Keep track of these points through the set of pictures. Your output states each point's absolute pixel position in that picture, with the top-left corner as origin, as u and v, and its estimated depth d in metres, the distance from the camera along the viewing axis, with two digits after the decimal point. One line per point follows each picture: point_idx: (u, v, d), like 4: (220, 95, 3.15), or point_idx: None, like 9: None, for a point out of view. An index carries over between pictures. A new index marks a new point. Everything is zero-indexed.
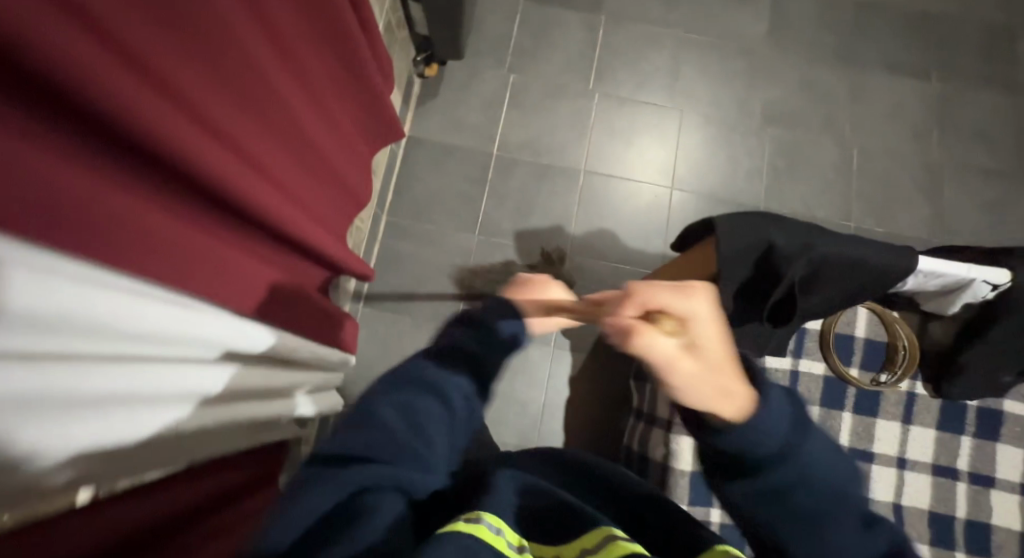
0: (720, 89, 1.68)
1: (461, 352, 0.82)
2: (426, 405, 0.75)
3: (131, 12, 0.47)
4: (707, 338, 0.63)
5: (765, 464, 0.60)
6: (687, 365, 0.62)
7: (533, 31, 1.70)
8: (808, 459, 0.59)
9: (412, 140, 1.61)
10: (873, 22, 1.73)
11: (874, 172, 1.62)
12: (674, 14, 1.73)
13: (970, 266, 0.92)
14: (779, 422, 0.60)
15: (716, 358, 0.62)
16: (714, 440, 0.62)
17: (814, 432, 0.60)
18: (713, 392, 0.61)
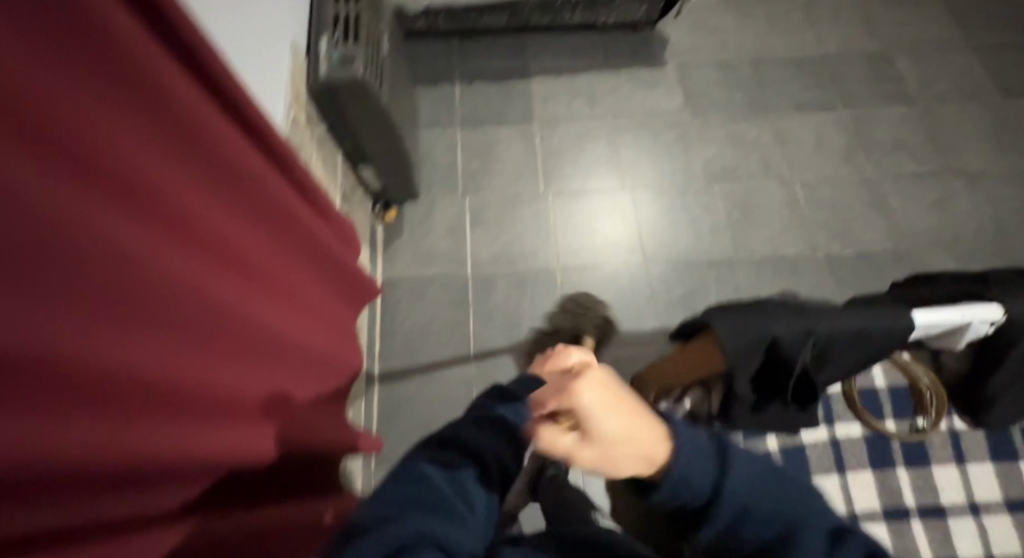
0: (660, 162, 1.78)
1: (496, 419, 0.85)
2: (462, 471, 0.75)
3: (88, 328, 0.42)
4: (603, 421, 0.55)
5: (706, 505, 0.65)
6: (591, 458, 0.56)
7: (476, 154, 1.79)
8: (741, 492, 0.66)
9: (388, 283, 1.61)
10: (772, 74, 1.91)
11: (823, 201, 1.71)
12: (598, 107, 1.86)
13: (961, 309, 0.85)
14: (705, 465, 0.64)
15: (614, 439, 0.56)
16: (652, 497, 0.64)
17: (735, 463, 0.66)
18: (636, 458, 0.59)
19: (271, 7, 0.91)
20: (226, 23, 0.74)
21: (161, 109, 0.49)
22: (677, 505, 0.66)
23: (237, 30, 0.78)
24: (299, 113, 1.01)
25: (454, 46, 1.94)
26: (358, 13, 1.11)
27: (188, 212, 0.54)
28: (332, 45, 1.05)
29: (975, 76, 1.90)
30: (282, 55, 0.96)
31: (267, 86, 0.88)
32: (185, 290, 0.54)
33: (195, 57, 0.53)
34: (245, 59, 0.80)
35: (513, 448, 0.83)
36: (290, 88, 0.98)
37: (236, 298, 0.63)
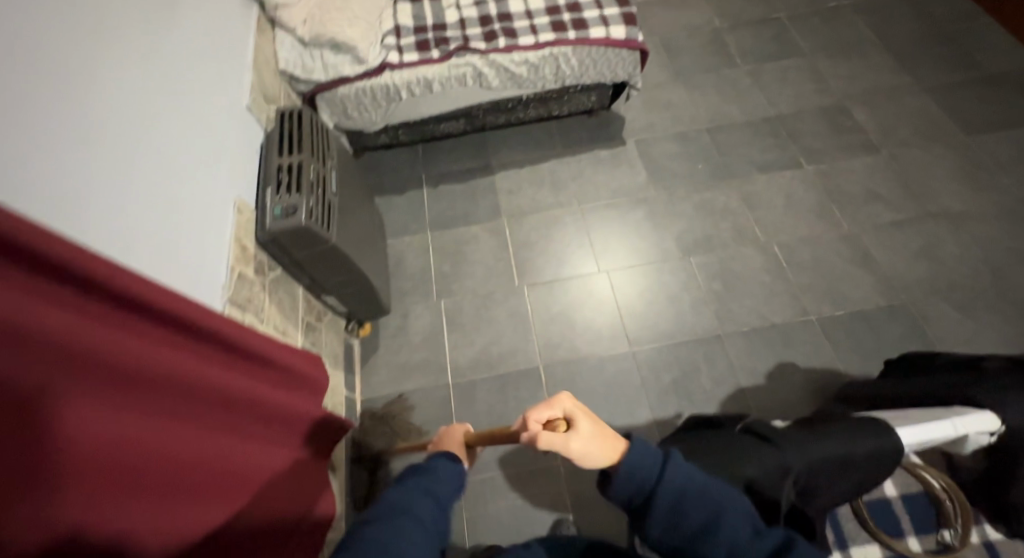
0: (634, 242, 1.74)
1: (412, 486, 0.74)
2: (401, 543, 0.66)
3: None
4: (582, 417, 0.65)
5: (649, 497, 0.64)
6: (580, 447, 0.63)
7: (448, 256, 1.75)
8: (679, 479, 0.65)
9: (367, 403, 1.51)
10: (731, 140, 1.92)
11: (805, 263, 1.66)
12: (563, 194, 1.85)
13: (954, 421, 0.75)
14: (646, 453, 0.65)
15: (591, 430, 0.64)
16: (613, 493, 0.66)
17: (674, 456, 0.66)
18: (606, 453, 0.65)
19: (202, 182, 0.91)
20: (124, 226, 0.71)
21: (40, 341, 0.55)
22: (635, 499, 0.65)
23: (148, 224, 0.76)
24: (244, 268, 0.96)
25: (417, 153, 1.95)
26: (303, 160, 1.07)
27: (69, 421, 0.58)
28: (275, 197, 1.02)
29: (933, 117, 1.91)
30: (223, 218, 0.94)
31: (199, 263, 0.85)
32: (56, 499, 0.55)
33: (89, 285, 0.59)
34: (162, 250, 0.78)
35: (438, 501, 0.74)
36: (233, 249, 0.94)
37: (98, 498, 0.60)
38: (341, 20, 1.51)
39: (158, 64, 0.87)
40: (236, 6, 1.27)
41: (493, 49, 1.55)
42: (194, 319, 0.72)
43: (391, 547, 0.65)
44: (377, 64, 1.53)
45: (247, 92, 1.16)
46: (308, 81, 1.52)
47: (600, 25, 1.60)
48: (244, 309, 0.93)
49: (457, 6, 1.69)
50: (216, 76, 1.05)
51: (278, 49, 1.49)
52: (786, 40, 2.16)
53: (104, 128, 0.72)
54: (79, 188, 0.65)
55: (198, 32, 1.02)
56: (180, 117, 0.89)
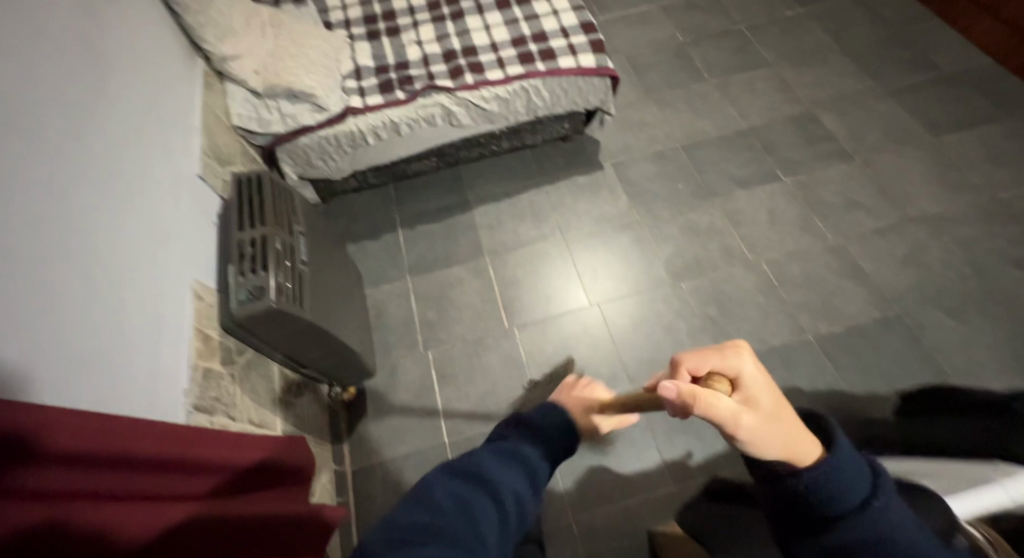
0: (621, 270, 1.68)
1: (511, 449, 0.73)
2: (479, 497, 0.64)
3: None
4: (758, 390, 0.58)
5: (841, 515, 0.57)
6: (750, 421, 0.56)
7: (431, 302, 1.65)
8: (884, 510, 0.57)
9: (360, 473, 1.41)
10: (709, 157, 1.88)
11: (795, 280, 1.63)
12: (545, 225, 1.78)
13: (1007, 486, 0.68)
14: (858, 473, 0.57)
15: (768, 405, 0.57)
16: (791, 487, 0.58)
17: (888, 491, 0.57)
18: (786, 442, 0.57)
19: (156, 275, 0.82)
20: (56, 351, 0.62)
21: None
22: (815, 503, 0.57)
23: (89, 342, 0.67)
24: (210, 363, 0.87)
25: (389, 193, 1.85)
26: (268, 233, 0.97)
27: None
28: (237, 278, 0.92)
29: (902, 120, 1.90)
30: (179, 310, 0.85)
31: (154, 370, 0.76)
32: None
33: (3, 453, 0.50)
34: (107, 368, 0.68)
35: (532, 483, 0.71)
36: (195, 343, 0.85)
37: None
38: (297, 67, 1.42)
39: (97, 154, 0.78)
40: (177, 65, 1.18)
41: (461, 87, 1.49)
42: (160, 450, 0.67)
43: (468, 503, 0.63)
44: (339, 111, 1.44)
45: (197, 160, 1.07)
46: (265, 134, 1.42)
47: (569, 55, 1.54)
48: (214, 412, 0.84)
49: (419, 42, 1.62)
50: (157, 149, 0.95)
51: (230, 103, 1.39)
52: (748, 50, 2.14)
53: (37, 245, 0.63)
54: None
55: (136, 105, 0.93)
56: (122, 207, 0.80)
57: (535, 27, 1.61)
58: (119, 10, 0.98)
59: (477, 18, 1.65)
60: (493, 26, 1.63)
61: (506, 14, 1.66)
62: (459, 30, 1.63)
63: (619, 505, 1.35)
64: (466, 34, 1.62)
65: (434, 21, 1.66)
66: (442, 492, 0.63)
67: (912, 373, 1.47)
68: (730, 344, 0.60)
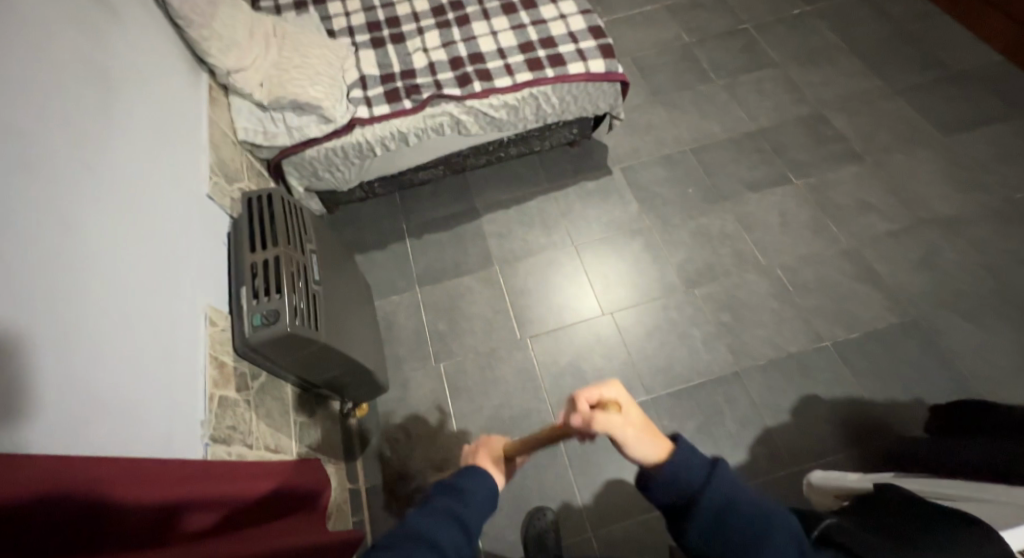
0: (633, 278, 1.66)
1: (442, 506, 0.73)
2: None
3: None
4: (631, 408, 0.73)
5: (693, 503, 0.70)
6: (632, 430, 0.70)
7: (442, 313, 1.63)
8: (726, 489, 0.70)
9: (375, 490, 1.39)
10: (719, 160, 1.86)
11: (809, 284, 1.61)
12: (555, 233, 1.75)
13: None
14: (695, 459, 0.72)
15: (639, 416, 0.72)
16: (655, 484, 0.71)
17: (722, 468, 0.71)
18: (655, 442, 0.72)
19: (170, 303, 0.81)
20: (74, 392, 0.60)
21: None
22: (673, 493, 0.71)
23: (105, 380, 0.65)
24: (225, 391, 0.85)
25: (395, 201, 1.83)
26: (279, 253, 0.94)
27: None
28: (251, 302, 0.89)
29: (911, 120, 1.88)
30: (192, 338, 0.83)
31: (169, 403, 0.74)
32: None
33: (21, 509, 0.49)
34: (123, 406, 0.66)
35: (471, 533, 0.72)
36: (210, 372, 0.83)
37: None
38: (302, 78, 1.39)
39: (109, 182, 0.76)
40: (182, 81, 1.15)
41: (469, 95, 1.46)
42: (176, 489, 0.65)
43: None
44: (345, 122, 1.41)
45: (205, 179, 1.05)
46: (270, 147, 1.39)
47: (578, 60, 1.52)
48: (230, 442, 0.82)
49: (424, 49, 1.59)
50: (164, 170, 0.92)
51: (234, 116, 1.36)
52: (755, 50, 2.11)
53: (52, 283, 0.62)
54: (6, 373, 0.53)
55: (142, 126, 0.90)
56: (132, 235, 0.78)
57: (542, 31, 1.59)
58: (123, 29, 0.95)
59: (483, 24, 1.63)
60: (500, 31, 1.60)
61: (512, 19, 1.63)
62: (465, 36, 1.61)
63: (638, 519, 1.33)
64: (472, 40, 1.60)
65: (439, 27, 1.64)
66: None
67: (930, 379, 1.45)
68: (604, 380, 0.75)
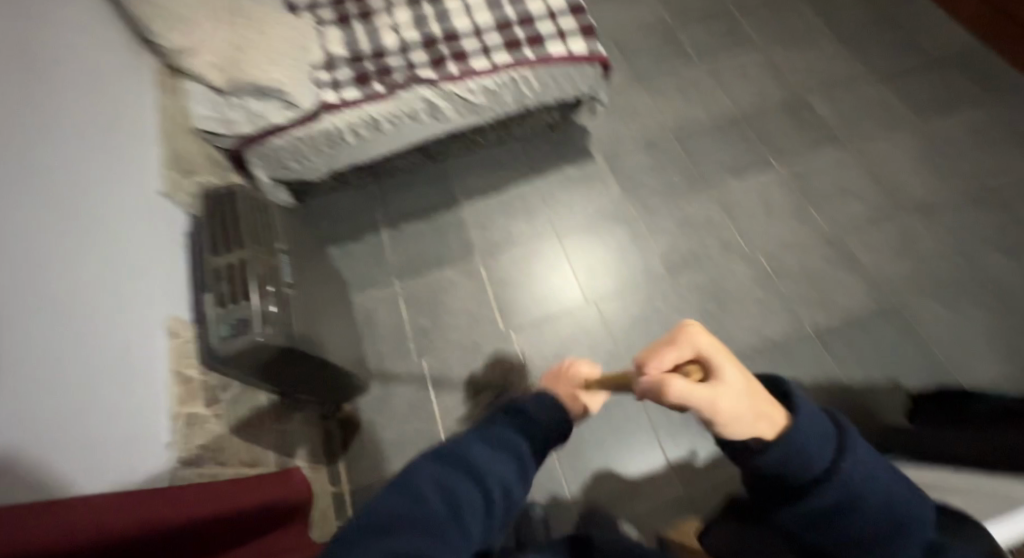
0: (617, 267, 1.62)
1: (504, 434, 0.66)
2: (465, 492, 0.59)
3: None
4: (723, 367, 0.55)
5: (814, 479, 0.54)
6: (718, 402, 0.52)
7: (422, 307, 1.58)
8: (858, 475, 0.54)
9: (360, 493, 1.34)
10: (701, 145, 1.82)
11: (792, 271, 1.59)
12: (537, 221, 1.70)
13: None
14: (825, 433, 0.54)
15: (732, 382, 0.54)
16: (758, 463, 0.54)
17: (855, 439, 0.55)
18: (753, 416, 0.54)
19: (128, 316, 0.75)
20: (31, 419, 0.55)
21: None
22: (788, 474, 0.53)
23: (57, 406, 0.59)
24: (195, 407, 0.80)
25: (370, 191, 1.75)
26: (248, 256, 0.88)
27: None
28: (217, 311, 0.84)
29: (889, 102, 1.86)
30: (151, 352, 0.77)
31: (126, 425, 0.68)
32: None
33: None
34: (75, 434, 0.61)
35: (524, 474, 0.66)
36: (173, 387, 0.78)
37: None
38: (262, 60, 1.28)
39: (54, 187, 0.70)
40: (126, 65, 1.06)
41: (446, 78, 1.39)
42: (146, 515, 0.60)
43: (452, 496, 0.58)
44: (313, 109, 1.32)
45: (158, 176, 0.98)
46: (230, 135, 1.30)
47: (558, 41, 1.46)
48: (201, 462, 0.77)
49: (395, 28, 1.51)
50: (109, 169, 0.85)
51: (190, 102, 1.27)
52: (734, 30, 2.07)
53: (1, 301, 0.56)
54: None
55: (79, 121, 0.82)
56: (76, 244, 0.71)
57: (519, 9, 1.52)
58: (58, 13, 0.87)
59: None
60: (475, 8, 1.53)
61: None
62: (438, 14, 1.53)
63: (629, 511, 1.31)
64: (446, 18, 1.52)
65: (411, 4, 1.55)
66: (423, 481, 0.58)
67: (910, 364, 1.45)
68: (679, 329, 0.58)
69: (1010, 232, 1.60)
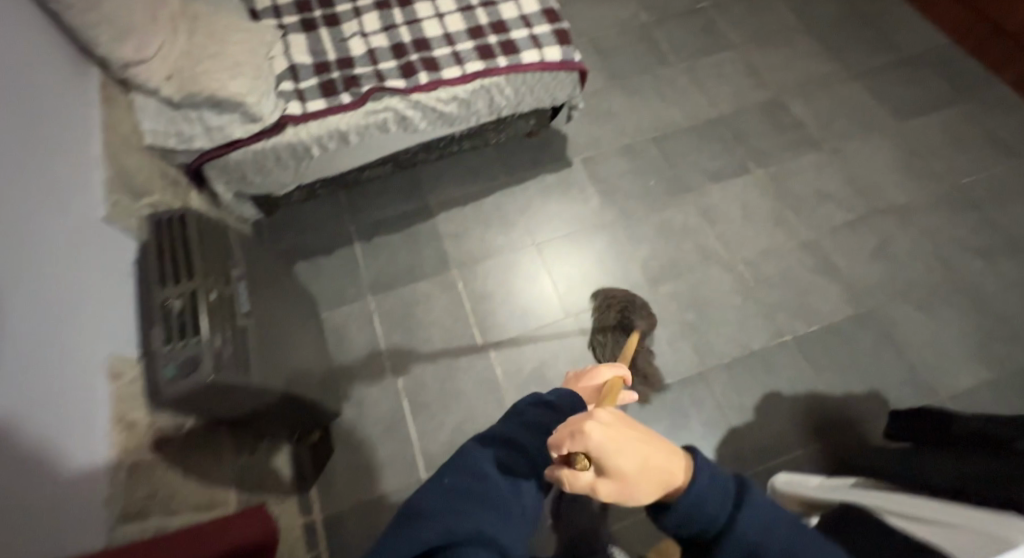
0: (596, 277, 1.59)
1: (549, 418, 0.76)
2: (519, 468, 0.69)
3: None
4: (618, 457, 0.53)
5: (715, 537, 0.57)
6: (609, 493, 0.54)
7: (395, 322, 1.53)
8: (758, 529, 0.56)
9: (332, 520, 1.30)
10: (679, 149, 1.79)
11: (773, 278, 1.57)
12: (514, 230, 1.66)
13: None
14: (719, 492, 0.56)
15: (629, 469, 0.53)
16: (663, 522, 0.58)
17: (752, 494, 0.58)
18: (656, 486, 0.55)
19: (63, 360, 0.70)
20: None
21: None
22: (692, 530, 0.58)
23: None
24: (139, 453, 0.75)
25: (341, 201, 1.70)
26: (198, 287, 0.83)
27: None
28: (163, 348, 0.78)
29: (867, 104, 1.84)
30: (91, 403, 0.72)
31: (61, 486, 0.64)
32: None
33: None
34: (7, 498, 0.56)
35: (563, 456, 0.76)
36: (115, 437, 0.73)
37: None
38: (219, 70, 1.22)
39: None
40: (65, 80, 1.00)
41: (414, 89, 1.34)
42: None
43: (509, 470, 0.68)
44: (275, 121, 1.27)
45: (99, 199, 0.92)
46: (187, 151, 1.24)
47: (532, 48, 1.41)
48: (141, 515, 0.72)
49: (363, 34, 1.45)
50: (46, 199, 0.79)
51: (139, 118, 1.20)
52: (712, 30, 2.04)
53: None
54: None
55: (10, 146, 0.76)
56: (11, 283, 0.66)
57: (492, 15, 1.47)
58: None
59: (428, 5, 1.49)
60: (446, 14, 1.48)
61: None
62: (407, 19, 1.47)
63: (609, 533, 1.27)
64: (416, 24, 1.46)
65: (379, 9, 1.49)
66: (488, 457, 0.68)
67: (891, 373, 1.43)
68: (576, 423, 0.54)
69: (986, 236, 1.59)
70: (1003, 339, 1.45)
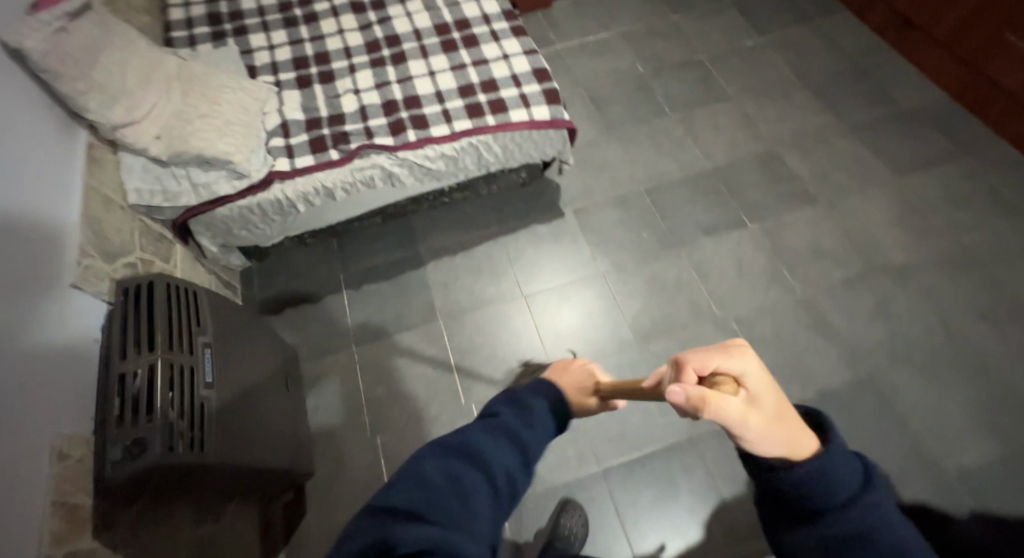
0: (585, 332, 1.56)
1: (504, 424, 0.70)
2: (469, 476, 0.61)
3: None
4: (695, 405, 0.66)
5: (832, 505, 0.54)
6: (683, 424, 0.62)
7: (379, 376, 1.51)
8: (874, 510, 0.53)
9: None
10: (672, 201, 1.78)
11: (766, 338, 1.53)
12: (504, 281, 1.65)
13: None
14: (850, 465, 0.55)
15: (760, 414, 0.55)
16: (781, 479, 0.55)
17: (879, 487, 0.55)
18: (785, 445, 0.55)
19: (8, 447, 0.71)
20: None
21: None
22: (809, 493, 0.54)
23: None
24: (77, 540, 0.75)
25: (332, 248, 1.70)
26: (157, 360, 0.82)
27: None
28: (114, 427, 0.77)
29: (864, 159, 1.82)
30: (31, 488, 0.72)
31: None
32: None
33: None
34: None
35: (524, 457, 0.68)
36: (54, 524, 0.73)
37: None
38: (207, 130, 1.24)
39: None
40: (45, 147, 1.01)
41: (402, 146, 1.35)
42: None
43: (457, 479, 0.61)
44: (261, 177, 1.27)
45: (68, 267, 0.92)
46: (172, 208, 1.24)
47: (521, 106, 1.42)
48: None
49: (355, 91, 1.47)
50: (8, 275, 0.80)
51: (125, 176, 1.21)
52: (709, 82, 2.04)
53: None
54: None
55: None
56: None
57: (483, 73, 1.48)
58: None
59: (421, 63, 1.51)
60: (438, 71, 1.49)
61: (452, 57, 1.52)
62: (401, 76, 1.49)
63: None
64: (409, 81, 1.48)
65: (374, 66, 1.52)
66: (432, 472, 0.60)
67: (888, 441, 1.38)
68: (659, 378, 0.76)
69: (988, 297, 1.55)
70: (1006, 407, 1.40)
